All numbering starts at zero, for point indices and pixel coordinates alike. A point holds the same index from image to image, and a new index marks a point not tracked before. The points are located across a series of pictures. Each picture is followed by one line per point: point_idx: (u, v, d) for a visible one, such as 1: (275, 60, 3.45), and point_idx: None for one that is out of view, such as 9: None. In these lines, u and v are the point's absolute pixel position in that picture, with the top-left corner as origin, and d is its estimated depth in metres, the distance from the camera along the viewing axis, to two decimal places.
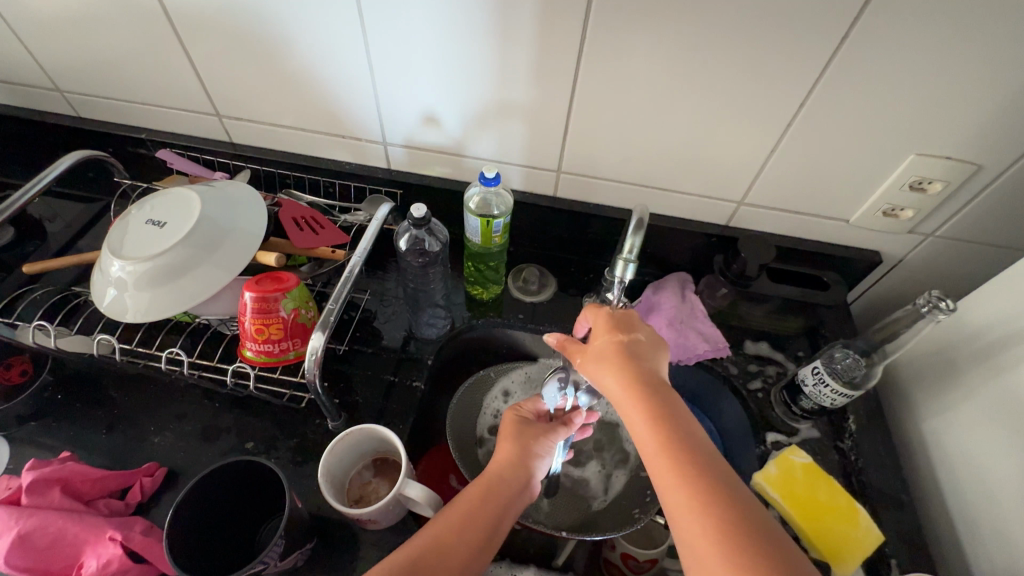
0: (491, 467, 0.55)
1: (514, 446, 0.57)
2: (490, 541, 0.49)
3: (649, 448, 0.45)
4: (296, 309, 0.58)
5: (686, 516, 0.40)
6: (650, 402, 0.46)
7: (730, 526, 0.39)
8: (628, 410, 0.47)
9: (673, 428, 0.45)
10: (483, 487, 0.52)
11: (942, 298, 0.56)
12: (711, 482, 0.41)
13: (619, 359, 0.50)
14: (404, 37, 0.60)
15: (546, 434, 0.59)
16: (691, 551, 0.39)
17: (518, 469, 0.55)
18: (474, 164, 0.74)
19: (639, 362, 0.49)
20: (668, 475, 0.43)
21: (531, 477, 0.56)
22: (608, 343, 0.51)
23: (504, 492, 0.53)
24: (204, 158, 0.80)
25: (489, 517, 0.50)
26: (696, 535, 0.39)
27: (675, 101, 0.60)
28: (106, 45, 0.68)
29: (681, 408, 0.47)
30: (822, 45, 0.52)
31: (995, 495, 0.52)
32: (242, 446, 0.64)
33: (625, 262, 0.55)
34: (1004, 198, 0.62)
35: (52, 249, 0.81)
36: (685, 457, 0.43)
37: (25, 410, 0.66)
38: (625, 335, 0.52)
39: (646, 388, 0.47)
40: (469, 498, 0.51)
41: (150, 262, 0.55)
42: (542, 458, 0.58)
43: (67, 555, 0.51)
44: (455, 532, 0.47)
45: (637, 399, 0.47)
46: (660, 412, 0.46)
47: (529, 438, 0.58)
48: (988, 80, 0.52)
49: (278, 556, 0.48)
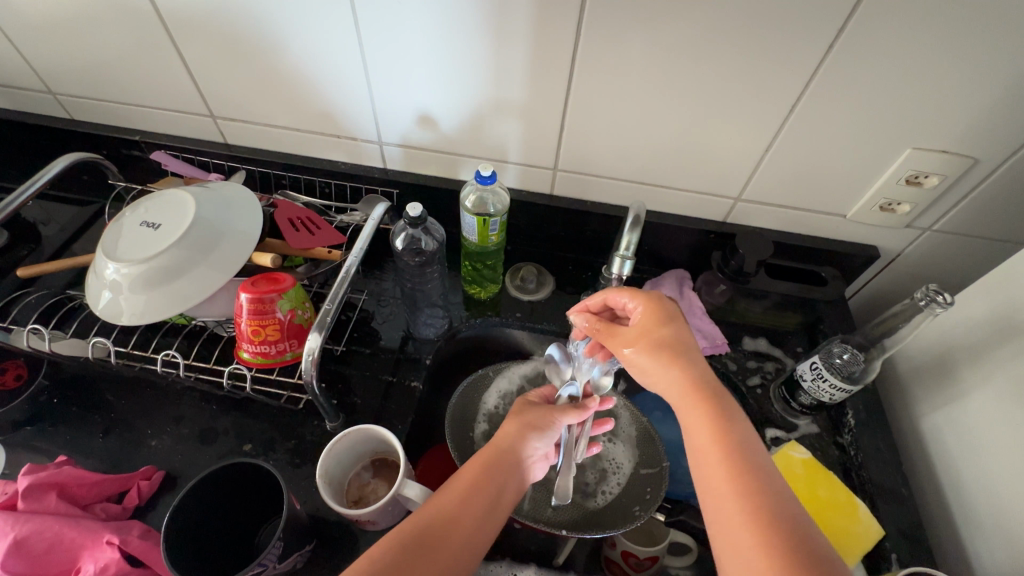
0: (496, 439, 0.55)
1: (518, 425, 0.57)
2: (492, 516, 0.49)
3: (709, 452, 0.45)
4: (293, 310, 0.57)
5: (738, 524, 0.41)
6: (712, 406, 0.47)
7: (782, 542, 0.39)
8: (688, 413, 0.48)
9: (736, 438, 0.45)
10: (486, 458, 0.52)
11: (940, 291, 0.56)
12: (769, 499, 0.41)
13: (668, 356, 0.50)
14: (398, 37, 0.60)
15: (551, 412, 0.59)
16: (737, 555, 0.40)
17: (518, 447, 0.54)
18: (471, 162, 0.73)
19: (698, 360, 0.50)
20: (726, 482, 0.43)
21: (532, 452, 0.55)
22: (656, 337, 0.51)
23: (507, 465, 0.53)
24: (199, 160, 0.80)
25: (491, 489, 0.50)
26: (745, 543, 0.40)
27: (670, 98, 0.60)
28: (98, 47, 0.68)
29: (745, 421, 0.47)
30: (816, 41, 0.52)
31: (996, 489, 0.52)
32: (239, 448, 0.64)
33: (622, 258, 0.58)
34: (1000, 192, 0.61)
35: (47, 253, 0.80)
36: (747, 470, 0.43)
37: (22, 415, 0.66)
38: (674, 332, 0.52)
39: (698, 388, 0.48)
40: (474, 469, 0.51)
41: (145, 264, 0.55)
42: (544, 436, 0.57)
43: (63, 560, 0.51)
44: (458, 503, 0.48)
45: (697, 404, 0.47)
46: (724, 420, 0.46)
47: (534, 417, 0.58)
48: (982, 74, 0.52)
49: (277, 558, 0.48)
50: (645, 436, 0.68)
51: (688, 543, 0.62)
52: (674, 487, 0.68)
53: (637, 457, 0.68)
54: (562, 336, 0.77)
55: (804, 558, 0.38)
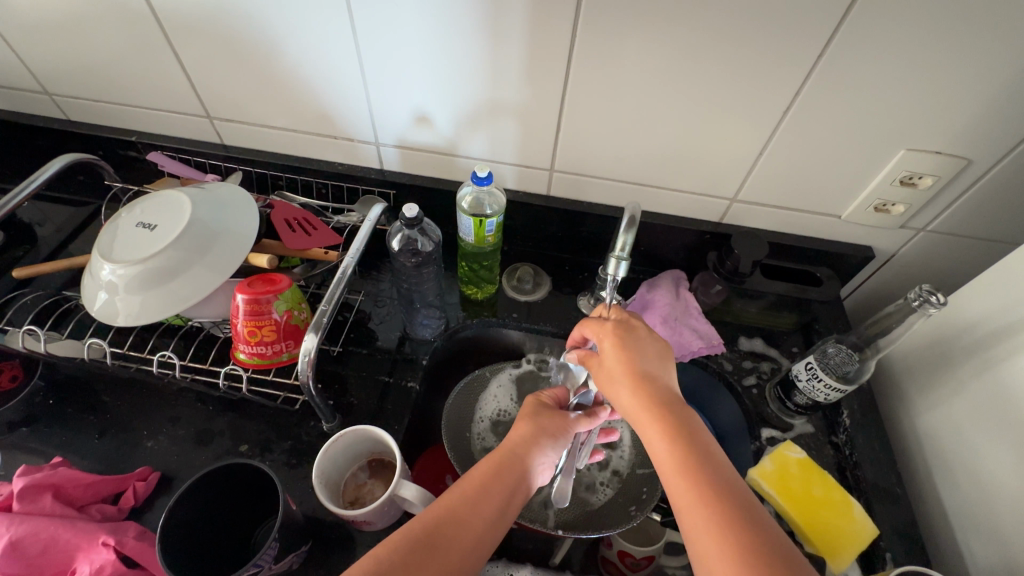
0: (509, 442, 0.54)
1: (530, 425, 0.56)
2: (500, 520, 0.49)
3: (664, 456, 0.46)
4: (289, 311, 0.57)
5: (699, 523, 0.42)
6: (664, 413, 0.47)
7: (743, 534, 0.40)
8: (641, 420, 0.48)
9: (687, 436, 0.46)
10: (495, 462, 0.52)
11: (933, 291, 0.56)
12: (725, 492, 0.43)
13: (633, 382, 0.50)
14: (395, 40, 0.60)
15: (565, 420, 0.58)
16: (701, 555, 0.41)
17: (530, 447, 0.54)
18: (467, 163, 0.74)
19: (661, 384, 0.50)
20: (682, 482, 0.44)
21: (545, 460, 0.54)
22: (620, 365, 0.51)
23: (519, 468, 0.52)
24: (196, 161, 0.80)
25: (501, 492, 0.50)
26: (708, 542, 0.41)
27: (666, 100, 0.60)
28: (94, 47, 0.68)
29: (692, 417, 0.48)
30: (810, 43, 0.52)
31: (990, 489, 0.53)
32: (236, 449, 0.64)
33: (617, 259, 0.56)
34: (994, 193, 0.62)
35: (43, 254, 0.80)
36: (700, 468, 0.44)
37: (17, 416, 0.66)
38: (637, 356, 0.51)
39: (660, 409, 0.48)
40: (482, 471, 0.51)
41: (141, 266, 0.55)
42: (557, 445, 0.56)
43: (59, 562, 0.51)
44: (468, 506, 0.47)
45: (649, 414, 0.48)
46: (672, 420, 0.47)
47: (548, 421, 0.57)
48: (974, 77, 0.52)
49: (273, 558, 0.48)
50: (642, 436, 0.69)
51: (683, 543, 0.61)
52: None
53: (634, 457, 0.69)
54: (559, 336, 0.77)
55: (764, 550, 0.39)
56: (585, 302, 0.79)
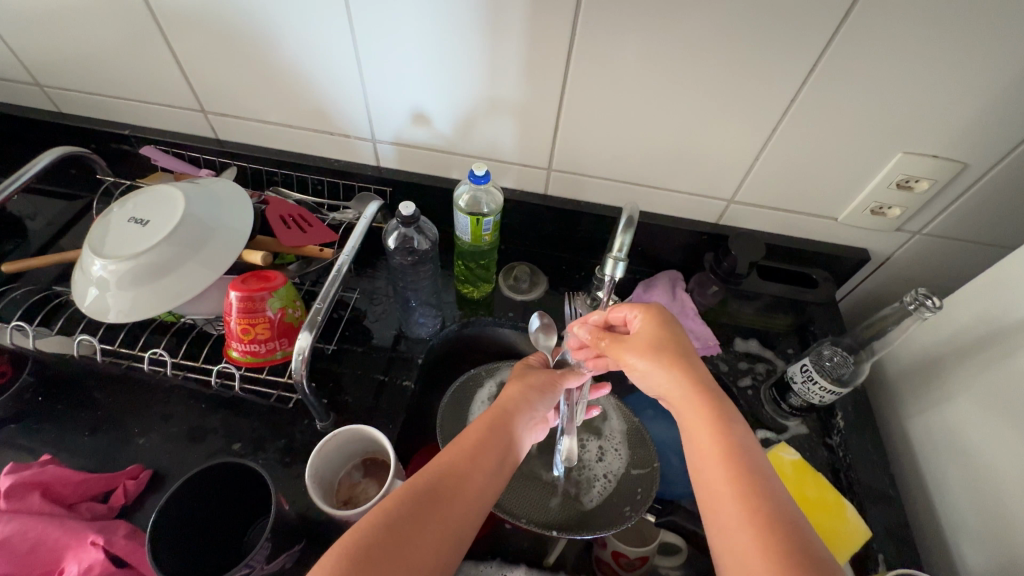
0: (501, 402, 0.55)
1: (520, 387, 0.58)
2: (498, 476, 0.49)
3: (711, 456, 0.45)
4: (283, 309, 0.57)
5: (738, 527, 0.41)
6: (712, 408, 0.47)
7: (781, 537, 0.39)
8: (688, 415, 0.48)
9: (737, 443, 0.45)
10: (490, 422, 0.52)
11: (929, 295, 0.56)
12: (770, 498, 0.42)
13: (673, 360, 0.51)
14: (392, 37, 0.60)
15: (553, 376, 0.60)
16: (725, 527, 0.41)
17: (520, 402, 0.56)
18: (464, 161, 0.73)
19: (697, 364, 0.51)
20: (727, 485, 0.43)
21: (537, 412, 0.56)
22: (660, 346, 0.52)
23: (511, 423, 0.53)
24: (190, 155, 0.79)
25: (497, 448, 0.50)
26: (740, 537, 0.40)
27: (664, 100, 0.60)
28: (87, 39, 0.67)
29: (745, 426, 0.47)
30: (809, 46, 0.52)
31: (982, 492, 0.53)
32: (228, 447, 0.63)
33: (614, 260, 0.57)
34: (989, 197, 0.62)
35: (33, 248, 0.79)
36: (743, 467, 0.43)
37: (5, 412, 0.65)
38: (674, 337, 0.53)
39: (701, 392, 0.48)
40: (477, 432, 0.51)
41: (134, 261, 0.54)
42: (546, 398, 0.58)
43: (47, 561, 0.50)
44: (467, 465, 0.47)
45: (694, 400, 0.48)
46: (724, 422, 0.46)
47: (534, 378, 0.59)
48: (970, 82, 0.53)
49: (265, 559, 0.47)
50: (637, 436, 0.68)
51: (678, 544, 0.62)
52: (664, 487, 0.68)
53: (628, 458, 0.67)
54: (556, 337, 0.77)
55: (787, 529, 0.40)
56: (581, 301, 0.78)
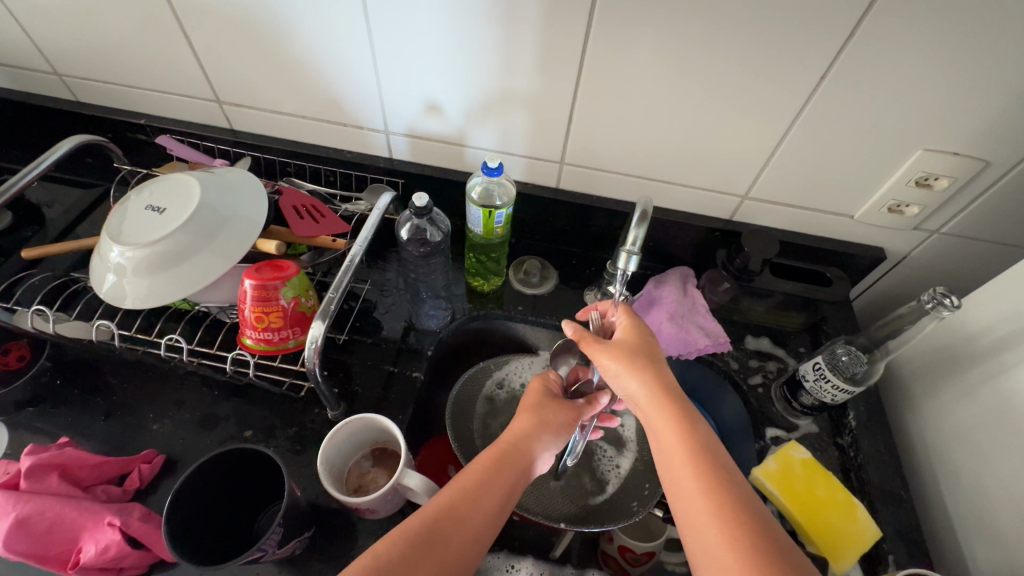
0: (508, 435, 0.54)
1: (532, 419, 0.56)
2: (501, 509, 0.49)
3: (677, 457, 0.46)
4: (296, 297, 0.57)
5: (707, 523, 0.42)
6: (675, 411, 0.48)
7: (748, 526, 0.41)
8: (654, 420, 0.49)
9: (700, 442, 0.46)
10: (494, 453, 0.52)
11: (947, 294, 0.55)
12: (730, 485, 0.43)
13: (649, 368, 0.51)
14: (407, 33, 0.60)
15: (574, 412, 0.59)
16: (690, 516, 0.43)
17: (533, 440, 0.54)
18: (476, 154, 0.73)
19: (666, 370, 0.52)
20: (694, 485, 0.44)
21: (544, 450, 0.55)
22: (637, 352, 0.52)
23: (518, 464, 0.52)
24: (205, 145, 0.80)
25: (502, 483, 0.50)
26: (706, 526, 0.42)
27: (680, 95, 0.60)
28: (106, 31, 0.68)
29: (703, 423, 0.48)
30: (828, 42, 0.52)
31: (995, 492, 0.52)
32: (240, 434, 0.64)
33: (628, 253, 0.56)
34: (1009, 197, 0.61)
35: (51, 234, 0.80)
36: (706, 459, 0.45)
37: (23, 395, 0.66)
38: (649, 344, 0.54)
39: (668, 394, 0.50)
40: (480, 466, 0.50)
41: (149, 248, 0.55)
42: (559, 437, 0.57)
43: (65, 540, 0.51)
44: (467, 500, 0.47)
45: (660, 403, 0.49)
46: (688, 423, 0.47)
47: (553, 415, 0.57)
48: (990, 83, 0.52)
49: (276, 544, 0.48)
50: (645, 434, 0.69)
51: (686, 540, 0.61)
52: None
53: (636, 456, 0.68)
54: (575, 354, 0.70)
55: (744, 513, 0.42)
56: (592, 297, 0.78)
